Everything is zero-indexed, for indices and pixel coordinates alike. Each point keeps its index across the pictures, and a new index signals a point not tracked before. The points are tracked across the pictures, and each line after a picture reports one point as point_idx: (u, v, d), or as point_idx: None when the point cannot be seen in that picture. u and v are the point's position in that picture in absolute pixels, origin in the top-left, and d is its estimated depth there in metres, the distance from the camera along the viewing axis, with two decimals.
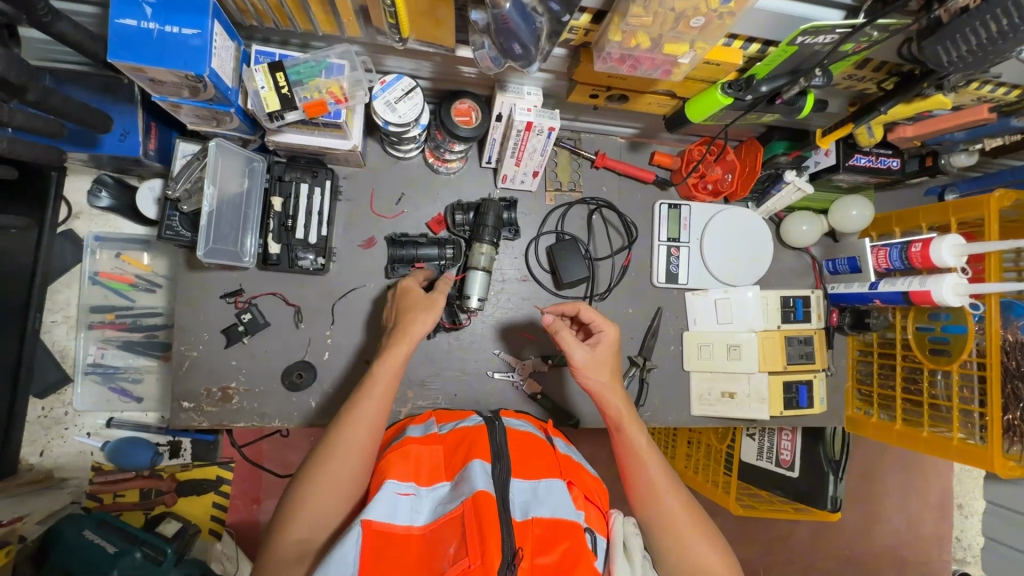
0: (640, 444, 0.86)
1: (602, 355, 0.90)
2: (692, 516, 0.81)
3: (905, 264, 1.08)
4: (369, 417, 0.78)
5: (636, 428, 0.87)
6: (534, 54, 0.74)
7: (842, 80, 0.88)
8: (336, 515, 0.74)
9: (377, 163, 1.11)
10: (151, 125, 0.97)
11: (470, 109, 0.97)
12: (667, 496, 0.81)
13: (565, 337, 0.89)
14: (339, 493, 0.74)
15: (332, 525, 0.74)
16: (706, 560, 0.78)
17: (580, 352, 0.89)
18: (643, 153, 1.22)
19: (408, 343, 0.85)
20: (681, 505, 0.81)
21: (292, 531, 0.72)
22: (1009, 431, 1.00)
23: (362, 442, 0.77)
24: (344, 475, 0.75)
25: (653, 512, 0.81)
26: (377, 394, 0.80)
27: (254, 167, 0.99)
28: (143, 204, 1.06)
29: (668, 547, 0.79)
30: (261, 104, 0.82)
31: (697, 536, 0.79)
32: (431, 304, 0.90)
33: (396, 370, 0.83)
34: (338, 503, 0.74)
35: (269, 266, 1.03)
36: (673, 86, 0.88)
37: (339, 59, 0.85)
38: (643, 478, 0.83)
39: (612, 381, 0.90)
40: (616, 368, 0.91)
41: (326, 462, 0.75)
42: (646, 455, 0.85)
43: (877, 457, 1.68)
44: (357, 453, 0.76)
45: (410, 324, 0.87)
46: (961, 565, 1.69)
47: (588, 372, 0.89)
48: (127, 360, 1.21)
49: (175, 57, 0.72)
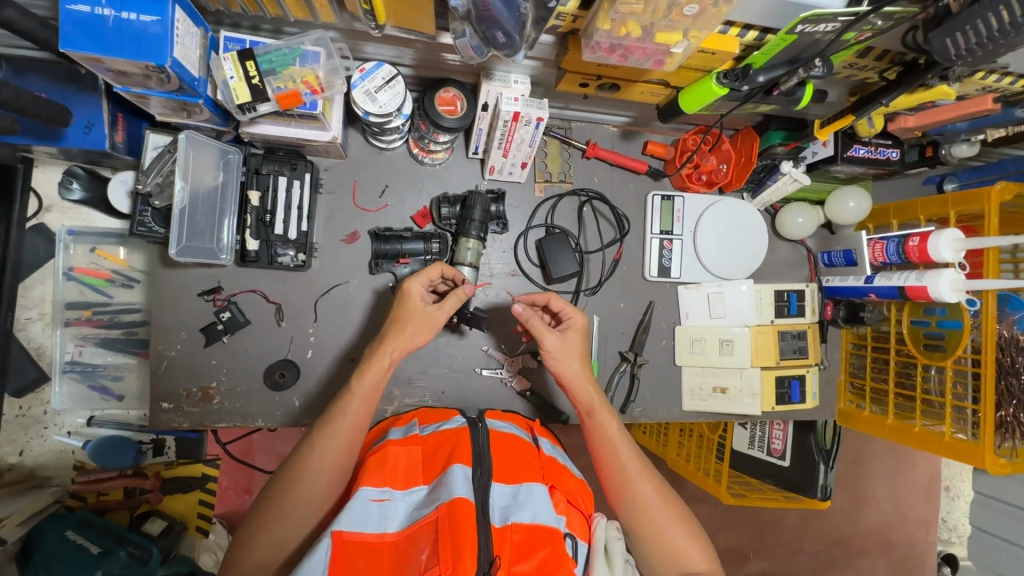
0: (611, 430, 0.84)
1: (572, 341, 0.88)
2: (665, 499, 0.81)
3: (902, 259, 1.05)
4: (342, 437, 0.77)
5: (607, 414, 0.85)
6: (518, 43, 0.69)
7: (842, 69, 0.84)
8: (299, 533, 0.75)
9: (359, 154, 1.07)
10: (118, 116, 0.92)
11: (455, 97, 0.92)
12: (640, 480, 0.81)
13: (535, 324, 0.87)
14: (307, 506, 0.75)
15: (294, 542, 0.75)
16: (681, 542, 0.78)
17: (550, 339, 0.86)
18: (635, 142, 1.18)
19: (387, 363, 0.83)
20: (653, 485, 0.81)
21: (254, 547, 0.74)
22: (1001, 427, 0.99)
23: (332, 463, 0.76)
24: (309, 497, 0.75)
25: (627, 498, 0.81)
26: (353, 412, 0.79)
27: (230, 159, 0.95)
28: (115, 197, 1.01)
29: (644, 531, 0.79)
30: (230, 95, 0.78)
31: (671, 518, 0.79)
32: (428, 323, 0.86)
33: (375, 388, 0.81)
34: (301, 522, 0.75)
35: (247, 263, 1.00)
36: (666, 75, 0.83)
37: (314, 45, 0.80)
38: (616, 463, 0.82)
39: (583, 369, 0.87)
40: (586, 355, 0.89)
41: (293, 483, 0.75)
42: (617, 441, 0.83)
43: (867, 444, 1.68)
44: (324, 475, 0.76)
45: (394, 345, 0.84)
46: (946, 545, 1.72)
47: (557, 358, 0.87)
48: (107, 358, 1.16)
49: (133, 47, 0.67)
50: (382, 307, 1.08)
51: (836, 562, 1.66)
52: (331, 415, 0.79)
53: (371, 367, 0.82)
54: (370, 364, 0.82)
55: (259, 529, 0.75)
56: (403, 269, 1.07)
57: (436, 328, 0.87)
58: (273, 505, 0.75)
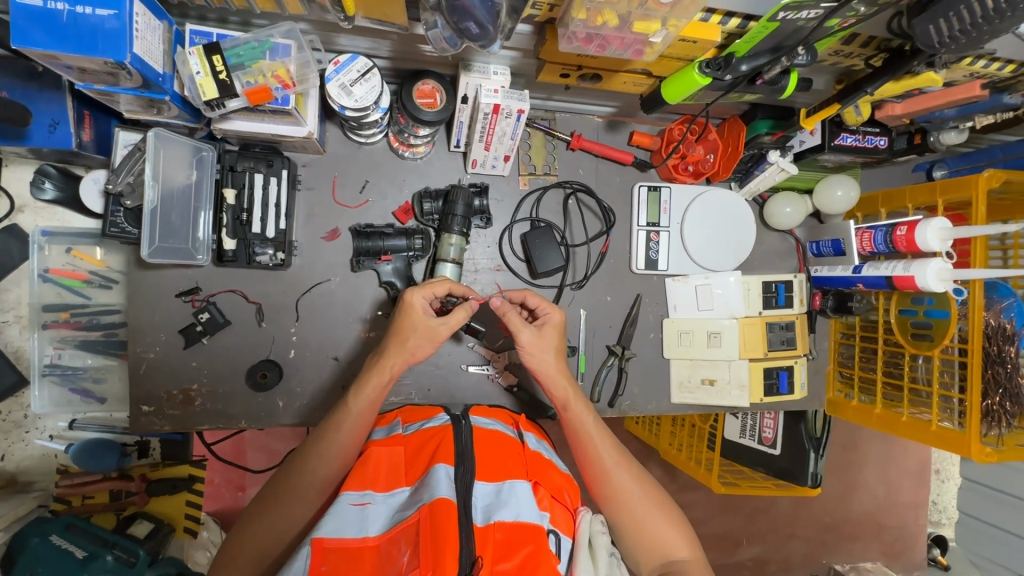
0: (586, 423, 0.83)
1: (548, 337, 0.86)
2: (643, 488, 0.81)
3: (890, 248, 1.04)
4: (334, 453, 0.77)
5: (582, 407, 0.85)
6: (493, 33, 0.67)
7: (827, 56, 0.82)
8: (278, 546, 0.76)
9: (338, 150, 1.04)
10: (84, 113, 0.90)
11: (434, 90, 0.90)
12: (617, 471, 0.81)
13: (511, 318, 0.85)
14: (293, 510, 0.75)
15: (276, 551, 0.76)
16: (661, 531, 0.78)
17: (525, 333, 0.85)
18: (621, 133, 1.15)
19: (386, 380, 0.82)
20: (631, 476, 0.81)
21: (234, 557, 0.75)
22: (987, 416, 0.98)
23: (321, 476, 0.76)
24: (293, 510, 0.75)
25: (605, 489, 0.80)
26: (348, 429, 0.78)
27: (203, 157, 0.92)
28: (88, 197, 0.99)
29: (625, 521, 0.79)
30: (197, 91, 0.76)
31: (650, 507, 0.79)
32: (432, 338, 0.83)
33: (373, 404, 0.80)
34: (283, 534, 0.76)
35: (225, 263, 0.98)
36: (649, 65, 0.81)
37: (284, 38, 0.78)
38: (593, 455, 0.82)
39: (557, 363, 0.86)
40: (561, 349, 0.88)
41: (281, 494, 0.76)
42: (593, 433, 0.83)
43: (858, 429, 1.68)
44: (310, 489, 0.76)
45: (394, 360, 0.82)
46: (936, 527, 1.74)
47: (532, 353, 0.85)
48: (86, 360, 1.13)
49: (90, 42, 0.65)
50: (365, 305, 1.06)
51: (828, 546, 1.67)
52: (328, 422, 0.80)
53: (369, 385, 0.81)
54: (370, 380, 0.81)
55: (241, 538, 0.76)
56: (385, 267, 1.05)
57: (439, 342, 0.84)
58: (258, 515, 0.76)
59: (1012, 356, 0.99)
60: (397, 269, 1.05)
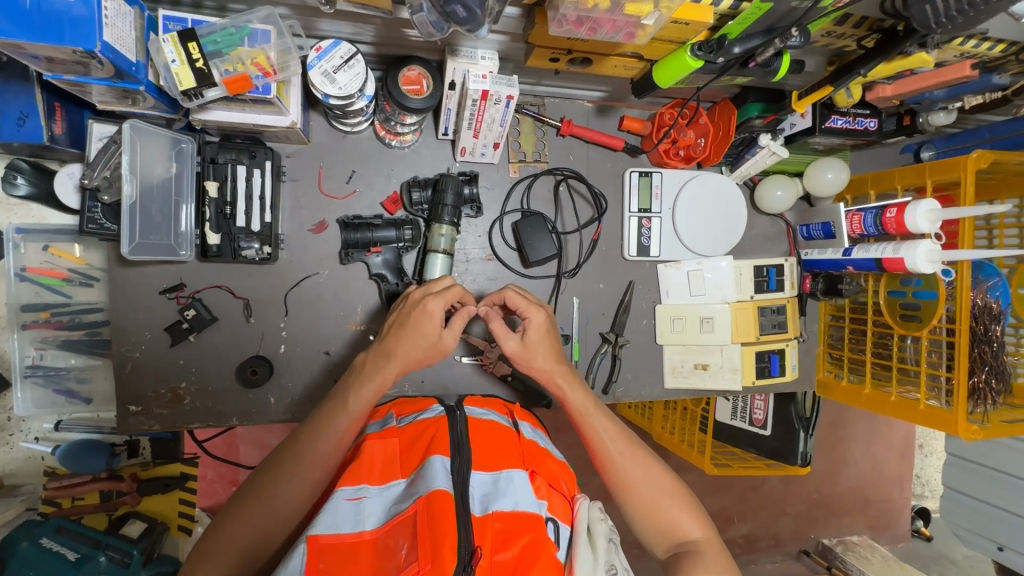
0: (590, 414, 0.83)
1: (534, 340, 0.83)
2: (650, 471, 0.80)
3: (880, 230, 1.05)
4: (329, 452, 0.75)
5: (584, 398, 0.84)
6: (480, 17, 0.65)
7: (820, 37, 0.81)
8: (264, 553, 0.73)
9: (323, 140, 1.02)
10: (54, 105, 0.88)
11: (421, 76, 0.86)
12: (623, 458, 0.80)
13: (495, 328, 0.84)
14: (281, 514, 0.73)
15: (263, 556, 0.73)
16: (672, 513, 0.77)
17: (510, 342, 0.83)
18: (610, 118, 1.14)
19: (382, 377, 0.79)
20: (639, 463, 0.80)
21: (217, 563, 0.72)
22: (974, 394, 1.00)
23: (313, 476, 0.75)
24: (280, 512, 0.73)
25: (615, 476, 0.80)
26: (342, 427, 0.77)
27: (183, 148, 0.89)
28: (63, 192, 0.94)
29: (635, 507, 0.79)
30: (173, 81, 0.73)
31: (659, 490, 0.79)
32: (433, 345, 0.80)
33: (365, 402, 0.78)
34: (270, 539, 0.73)
35: (209, 257, 0.95)
36: (640, 48, 0.79)
37: (262, 23, 0.74)
38: (599, 446, 0.81)
39: (552, 360, 0.84)
40: (553, 346, 0.85)
41: (269, 494, 0.74)
42: (598, 424, 0.82)
43: (848, 407, 1.72)
44: (301, 488, 0.74)
45: (406, 347, 0.79)
46: (920, 499, 1.80)
47: (523, 358, 0.84)
48: (69, 360, 1.10)
49: (57, 30, 0.62)
50: (355, 298, 1.05)
51: (817, 522, 1.71)
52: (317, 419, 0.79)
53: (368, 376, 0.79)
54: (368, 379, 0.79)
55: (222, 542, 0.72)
56: (375, 258, 1.03)
57: (439, 353, 0.82)
58: (245, 515, 0.72)
59: (997, 334, 1.00)
60: (387, 260, 1.03)
